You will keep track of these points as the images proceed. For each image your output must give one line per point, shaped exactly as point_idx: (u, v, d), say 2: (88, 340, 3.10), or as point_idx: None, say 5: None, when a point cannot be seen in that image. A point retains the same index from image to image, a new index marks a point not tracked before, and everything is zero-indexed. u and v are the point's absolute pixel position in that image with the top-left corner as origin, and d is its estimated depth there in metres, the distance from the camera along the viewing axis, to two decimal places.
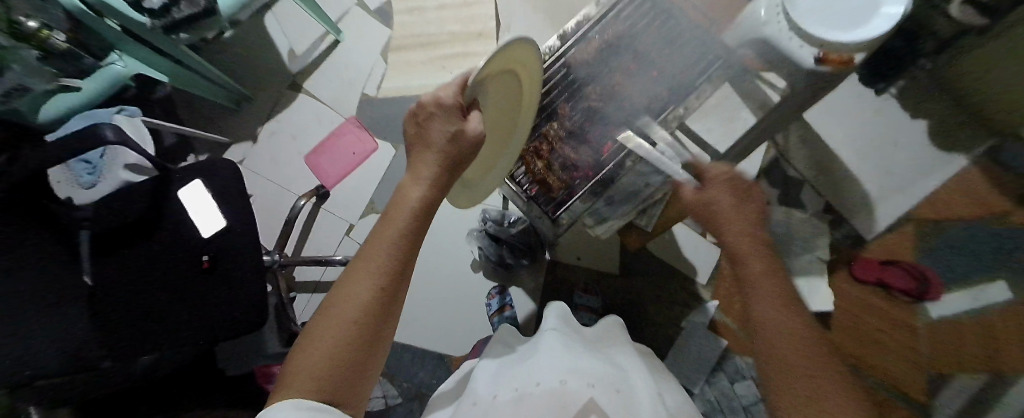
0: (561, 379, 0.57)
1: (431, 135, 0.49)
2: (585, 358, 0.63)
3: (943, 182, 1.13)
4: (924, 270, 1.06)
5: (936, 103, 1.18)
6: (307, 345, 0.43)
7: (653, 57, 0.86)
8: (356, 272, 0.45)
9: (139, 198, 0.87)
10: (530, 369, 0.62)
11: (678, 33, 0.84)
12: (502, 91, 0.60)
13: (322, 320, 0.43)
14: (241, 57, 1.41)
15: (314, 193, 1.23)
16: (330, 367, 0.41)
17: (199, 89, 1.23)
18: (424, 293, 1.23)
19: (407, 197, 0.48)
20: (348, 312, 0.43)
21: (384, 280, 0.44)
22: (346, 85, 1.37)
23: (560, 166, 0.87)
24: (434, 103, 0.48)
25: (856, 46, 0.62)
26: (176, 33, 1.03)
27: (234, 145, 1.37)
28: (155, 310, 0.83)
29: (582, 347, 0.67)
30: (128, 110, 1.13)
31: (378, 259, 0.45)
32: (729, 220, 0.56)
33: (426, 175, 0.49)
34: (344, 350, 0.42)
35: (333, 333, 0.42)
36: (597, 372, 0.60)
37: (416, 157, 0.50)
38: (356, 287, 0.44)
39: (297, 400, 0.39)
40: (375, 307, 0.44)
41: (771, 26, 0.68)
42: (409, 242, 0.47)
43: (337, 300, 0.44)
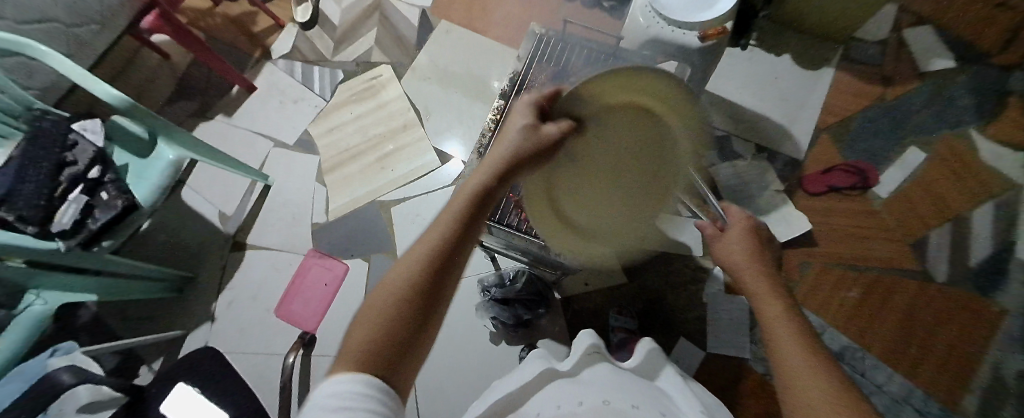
0: (603, 400, 0.51)
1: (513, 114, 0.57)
2: (631, 386, 0.58)
3: (826, 91, 1.35)
4: (858, 165, 1.24)
5: (787, 38, 1.42)
6: (360, 318, 0.36)
7: (584, 83, 0.94)
8: (423, 235, 0.41)
9: None
10: (568, 395, 0.55)
11: (597, 57, 0.97)
12: (621, 129, 0.77)
13: (378, 292, 0.38)
14: (172, 242, 1.31)
15: (301, 342, 1.13)
16: (382, 341, 0.34)
17: (135, 291, 1.12)
18: (454, 391, 1.13)
19: (467, 184, 0.47)
20: (409, 278, 0.37)
21: (449, 245, 0.40)
22: (294, 224, 1.33)
23: None
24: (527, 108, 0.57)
25: (723, 18, 0.80)
26: (96, 243, 0.94)
27: (189, 335, 1.23)
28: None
29: (623, 374, 0.62)
30: (64, 348, 0.93)
31: (445, 223, 0.42)
32: (748, 272, 0.54)
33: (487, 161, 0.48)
34: (396, 324, 0.35)
35: (385, 302, 0.36)
36: (645, 396, 0.54)
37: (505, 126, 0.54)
38: (416, 252, 0.39)
39: (346, 377, 0.31)
40: (435, 275, 0.38)
41: (656, 27, 0.86)
42: (473, 205, 0.44)
43: (396, 269, 0.39)
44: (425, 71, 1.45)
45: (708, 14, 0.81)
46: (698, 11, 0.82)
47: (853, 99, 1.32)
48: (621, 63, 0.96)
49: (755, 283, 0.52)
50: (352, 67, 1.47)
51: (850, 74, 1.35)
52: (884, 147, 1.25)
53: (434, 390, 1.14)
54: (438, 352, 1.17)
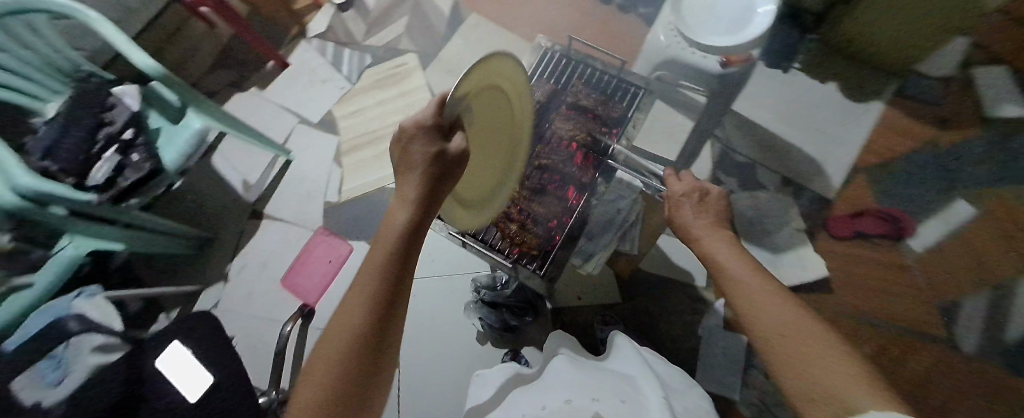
0: (567, 401, 0.60)
1: (412, 156, 0.51)
2: (594, 380, 0.67)
3: (871, 128, 1.24)
4: (888, 211, 1.14)
5: (835, 65, 1.31)
6: (302, 387, 0.41)
7: (582, 103, 0.93)
8: (347, 303, 0.44)
9: (110, 387, 0.80)
10: (540, 400, 0.66)
11: (599, 76, 0.99)
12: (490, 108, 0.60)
13: (316, 358, 0.42)
14: (198, 203, 1.40)
15: (298, 313, 1.18)
16: (329, 405, 0.39)
17: (158, 246, 1.20)
18: (435, 384, 1.16)
19: (392, 220, 0.49)
20: (341, 342, 0.42)
21: (375, 306, 0.43)
22: (308, 200, 1.38)
23: (534, 223, 0.86)
24: (415, 125, 0.51)
25: (747, 45, 0.76)
26: (125, 199, 1.04)
27: (203, 291, 1.32)
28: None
29: (589, 373, 0.70)
30: (87, 291, 1.03)
31: (370, 284, 0.44)
32: (708, 240, 0.68)
33: (411, 195, 0.50)
34: (340, 383, 0.40)
35: (329, 366, 0.41)
36: (607, 389, 0.62)
37: (402, 180, 0.52)
38: (345, 320, 0.43)
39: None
40: (371, 335, 0.43)
41: (676, 47, 0.83)
42: (395, 259, 0.47)
43: (328, 335, 0.43)
44: (449, 66, 1.45)
45: (736, 38, 0.76)
46: (725, 35, 0.77)
47: (902, 140, 1.20)
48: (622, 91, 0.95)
49: (726, 263, 0.62)
50: (381, 52, 1.49)
51: (901, 111, 1.23)
52: (928, 196, 1.13)
53: (415, 381, 1.17)
54: (426, 343, 1.20)
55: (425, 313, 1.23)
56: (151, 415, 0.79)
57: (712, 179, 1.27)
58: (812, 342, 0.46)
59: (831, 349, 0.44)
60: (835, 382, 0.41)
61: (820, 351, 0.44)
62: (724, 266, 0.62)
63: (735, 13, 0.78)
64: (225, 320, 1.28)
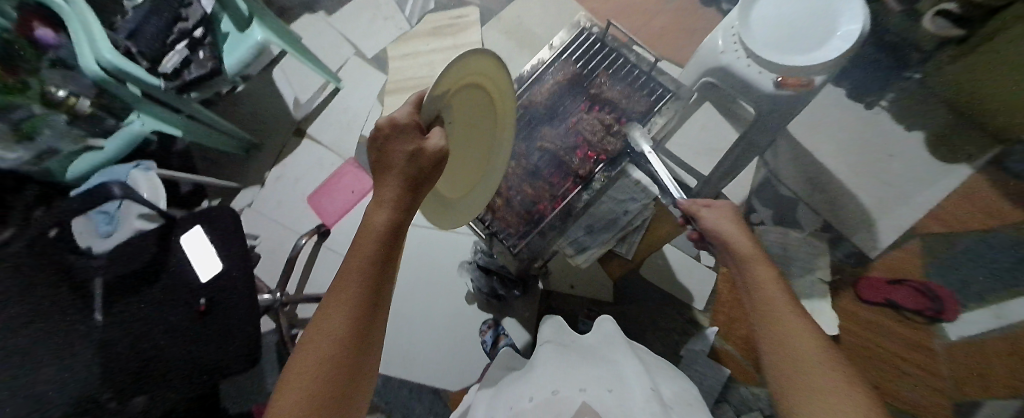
0: (552, 390, 0.52)
1: (391, 158, 0.47)
2: (582, 365, 0.58)
3: (947, 194, 1.09)
4: (932, 288, 1.02)
5: (929, 113, 1.15)
6: (281, 391, 0.41)
7: (605, 94, 0.84)
8: (327, 307, 0.44)
9: (144, 246, 0.94)
10: (526, 389, 0.56)
11: (630, 68, 0.86)
12: (471, 105, 0.59)
13: (296, 363, 0.42)
14: (252, 109, 1.51)
15: (315, 231, 1.26)
16: (312, 411, 0.39)
17: (210, 141, 1.30)
18: (419, 326, 1.24)
19: (372, 220, 0.47)
20: (326, 345, 0.42)
21: (357, 310, 0.44)
22: (346, 131, 1.45)
23: (520, 203, 0.82)
24: (389, 124, 0.47)
25: (811, 69, 0.69)
26: (187, 92, 1.14)
27: (242, 190, 1.45)
28: (166, 347, 0.87)
29: (573, 357, 0.61)
30: (144, 165, 1.16)
31: (351, 288, 0.44)
32: (736, 239, 0.64)
33: (388, 198, 0.47)
34: (327, 384, 0.41)
35: (315, 369, 0.41)
36: (591, 374, 0.55)
37: (379, 182, 0.49)
38: (328, 324, 0.43)
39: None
40: (355, 335, 0.43)
41: (730, 55, 0.77)
42: (377, 262, 0.46)
43: (307, 342, 0.42)
44: (507, 27, 1.43)
45: (799, 60, 0.69)
46: (788, 54, 0.70)
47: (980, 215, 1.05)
48: (652, 86, 0.84)
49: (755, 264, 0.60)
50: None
51: (992, 182, 1.06)
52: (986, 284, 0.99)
53: (403, 319, 1.25)
54: (420, 288, 1.27)
55: (426, 261, 1.29)
56: (168, 282, 0.92)
57: (746, 204, 1.19)
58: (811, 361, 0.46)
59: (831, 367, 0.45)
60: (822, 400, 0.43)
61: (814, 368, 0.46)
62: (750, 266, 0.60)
63: (809, 29, 0.70)
64: (254, 220, 1.42)
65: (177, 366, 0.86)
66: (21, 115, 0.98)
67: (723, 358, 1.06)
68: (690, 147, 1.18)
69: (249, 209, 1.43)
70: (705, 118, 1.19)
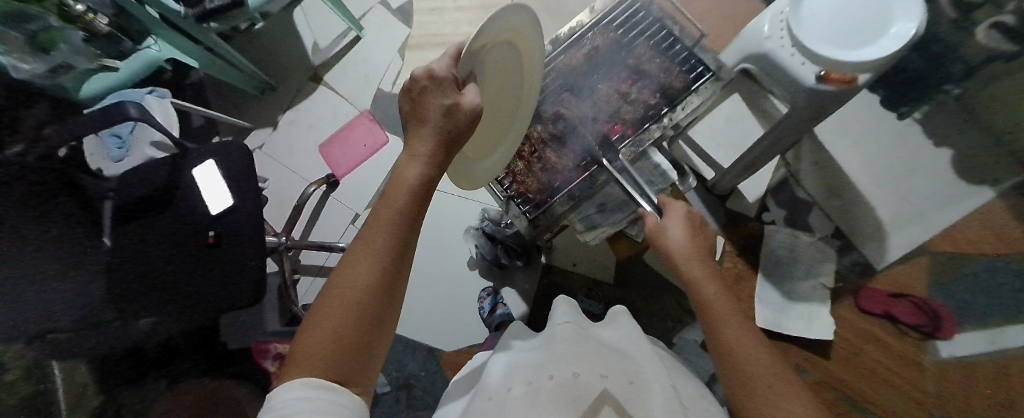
0: (572, 372, 0.51)
1: (426, 110, 0.48)
2: (599, 354, 0.57)
3: (965, 216, 1.07)
4: (934, 306, 1.03)
5: (961, 131, 1.12)
6: (307, 330, 0.41)
7: (642, 69, 0.81)
8: (353, 255, 0.43)
9: (156, 176, 0.94)
10: (542, 367, 0.55)
11: (672, 43, 0.81)
12: (501, 64, 0.58)
13: (321, 305, 0.41)
14: (269, 49, 1.47)
15: (325, 180, 1.27)
16: (334, 354, 0.39)
17: (229, 77, 1.28)
18: (420, 286, 1.26)
19: (404, 171, 0.47)
20: (352, 291, 0.41)
21: (384, 259, 0.43)
22: (363, 82, 1.42)
23: (540, 168, 0.82)
24: (427, 76, 0.47)
25: (858, 66, 0.66)
26: (207, 22, 1.07)
27: (254, 131, 1.44)
28: (179, 276, 0.90)
29: (591, 342, 0.61)
30: (159, 93, 1.15)
31: (381, 238, 0.43)
32: (686, 259, 0.60)
33: (422, 151, 0.47)
34: (351, 328, 0.40)
35: (338, 312, 0.40)
36: (611, 364, 0.54)
37: (411, 134, 0.49)
38: (355, 271, 0.42)
39: (303, 380, 0.37)
40: (381, 284, 0.42)
41: (775, 42, 0.74)
42: (408, 215, 0.46)
43: (333, 285, 0.42)
44: None
45: (848, 54, 0.66)
46: (836, 46, 0.67)
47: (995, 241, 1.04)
48: (692, 63, 0.79)
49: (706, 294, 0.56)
50: None
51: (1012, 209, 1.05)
52: None
53: None
54: (424, 249, 1.28)
55: (431, 223, 1.29)
56: (179, 213, 0.93)
57: (759, 203, 1.17)
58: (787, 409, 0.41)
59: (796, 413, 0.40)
60: None
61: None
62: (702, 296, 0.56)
63: (862, 23, 0.67)
64: (265, 163, 1.41)
65: (189, 299, 0.89)
66: (36, 27, 0.95)
67: None
68: (712, 139, 1.16)
69: (260, 151, 1.42)
70: (731, 110, 1.16)
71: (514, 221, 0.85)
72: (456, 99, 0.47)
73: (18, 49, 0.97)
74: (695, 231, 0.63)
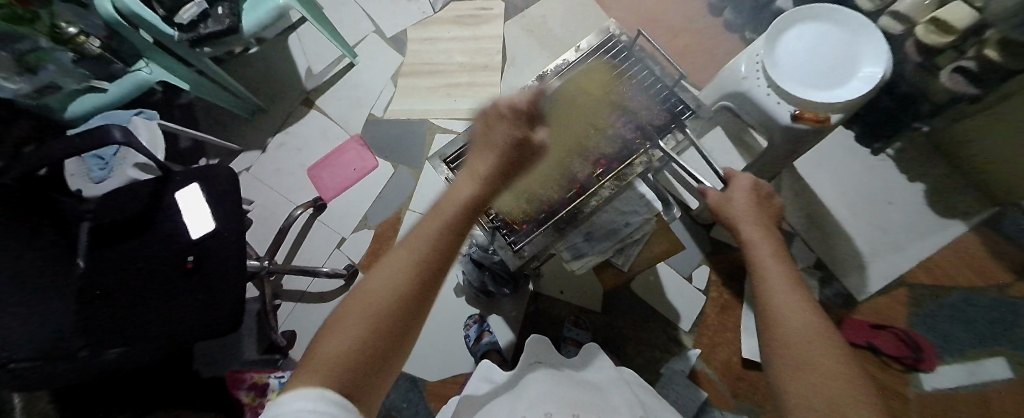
0: (545, 412, 0.51)
1: (494, 137, 0.50)
2: (571, 392, 0.57)
3: (941, 248, 1.11)
4: (915, 337, 1.04)
5: (930, 166, 1.17)
6: (326, 336, 0.39)
7: (624, 102, 0.81)
8: (391, 262, 0.43)
9: (139, 197, 0.93)
10: (518, 407, 0.55)
11: (653, 81, 0.83)
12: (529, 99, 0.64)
13: (349, 309, 0.40)
14: (262, 72, 1.49)
15: (311, 204, 1.28)
16: (353, 358, 0.37)
17: (220, 101, 1.27)
18: None
19: (459, 189, 0.49)
20: (384, 298, 0.40)
21: (421, 270, 0.42)
22: (355, 107, 1.44)
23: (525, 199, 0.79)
24: (507, 106, 0.50)
25: (829, 107, 0.69)
26: (201, 46, 1.09)
27: (242, 153, 1.43)
28: (149, 303, 0.87)
29: (563, 380, 0.62)
30: (147, 114, 1.14)
31: (420, 249, 0.43)
32: (742, 220, 0.64)
33: (482, 173, 0.49)
34: (375, 337, 0.38)
35: (363, 318, 0.39)
36: (583, 401, 0.55)
37: (474, 157, 0.51)
38: (391, 276, 0.41)
39: (317, 387, 0.33)
40: (412, 293, 0.41)
41: (751, 82, 0.76)
42: (452, 231, 0.46)
43: (366, 290, 0.41)
44: (530, 25, 1.43)
45: (819, 96, 0.70)
46: (806, 87, 0.71)
47: (970, 273, 1.07)
48: (673, 100, 0.81)
49: (759, 246, 0.59)
50: None
51: (983, 242, 1.09)
52: (964, 340, 1.02)
53: None
54: None
55: None
56: (157, 235, 0.91)
57: None
58: (823, 346, 0.46)
59: (833, 351, 0.46)
60: (832, 388, 0.42)
61: (824, 355, 0.45)
62: (754, 247, 0.60)
63: (832, 68, 0.71)
64: (252, 185, 1.40)
65: (164, 326, 0.86)
66: (27, 47, 0.98)
67: (700, 382, 1.10)
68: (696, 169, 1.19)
69: (248, 173, 1.41)
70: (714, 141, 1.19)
71: (499, 251, 0.81)
72: (526, 133, 0.50)
73: (6, 68, 0.98)
74: (756, 202, 0.66)
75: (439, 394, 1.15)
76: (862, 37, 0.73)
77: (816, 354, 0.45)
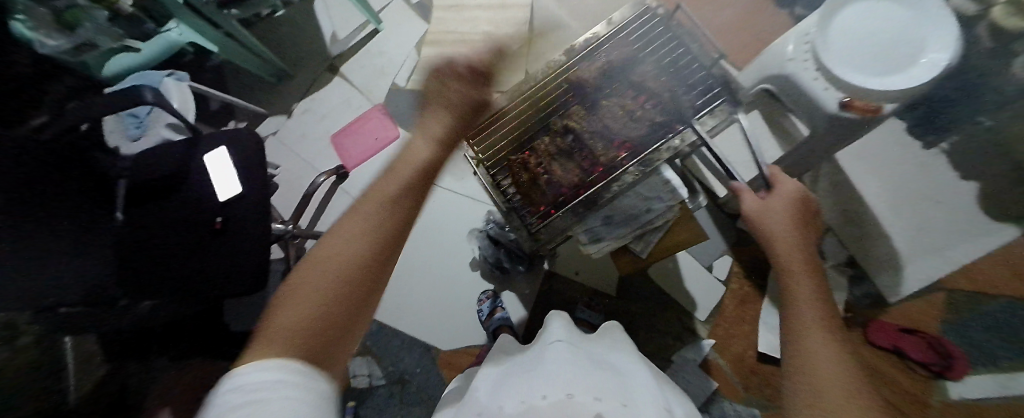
0: (567, 393, 0.51)
1: (447, 98, 0.56)
2: (589, 374, 0.56)
3: None
4: (946, 345, 1.04)
5: None
6: (282, 307, 0.40)
7: (653, 83, 0.77)
8: (343, 231, 0.45)
9: (168, 159, 0.94)
10: (535, 385, 0.55)
11: (689, 60, 0.78)
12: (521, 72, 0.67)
13: (304, 279, 0.42)
14: (288, 36, 1.48)
15: (335, 171, 1.23)
16: (311, 326, 0.39)
17: (244, 62, 1.28)
18: (421, 281, 1.26)
19: (411, 152, 0.52)
20: (338, 265, 0.42)
21: (374, 236, 0.44)
22: (378, 75, 1.43)
23: (545, 181, 0.79)
24: (452, 66, 0.58)
25: (883, 96, 0.64)
26: (227, 8, 1.11)
27: (270, 117, 1.45)
28: (181, 260, 0.91)
29: (582, 361, 0.61)
30: (178, 76, 1.17)
31: (373, 217, 0.45)
32: (784, 243, 0.63)
33: (432, 133, 0.54)
34: (333, 303, 0.40)
35: (318, 287, 0.41)
36: (605, 386, 0.54)
37: (426, 120, 0.56)
38: (344, 246, 0.43)
39: (276, 354, 0.36)
40: (369, 260, 0.43)
41: (798, 64, 0.72)
42: (406, 196, 0.48)
43: (320, 259, 0.43)
44: None
45: (875, 81, 0.64)
46: (865, 71, 0.65)
47: None
48: (710, 83, 0.76)
49: (797, 274, 0.59)
50: None
51: None
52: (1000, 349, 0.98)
53: (407, 273, 1.27)
54: (428, 246, 1.28)
55: (437, 223, 1.29)
56: (188, 197, 0.94)
57: None
58: (846, 378, 0.45)
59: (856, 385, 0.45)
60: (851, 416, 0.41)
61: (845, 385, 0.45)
62: (790, 275, 0.60)
63: (893, 50, 0.64)
64: (276, 150, 1.43)
65: (195, 281, 0.90)
66: (65, 4, 0.97)
67: (712, 372, 1.09)
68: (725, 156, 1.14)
69: (274, 138, 1.44)
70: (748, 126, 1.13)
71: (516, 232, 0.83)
72: (470, 87, 0.57)
73: (44, 22, 0.98)
74: (800, 225, 0.64)
75: (450, 363, 1.19)
76: (931, 17, 0.65)
77: (837, 383, 0.45)
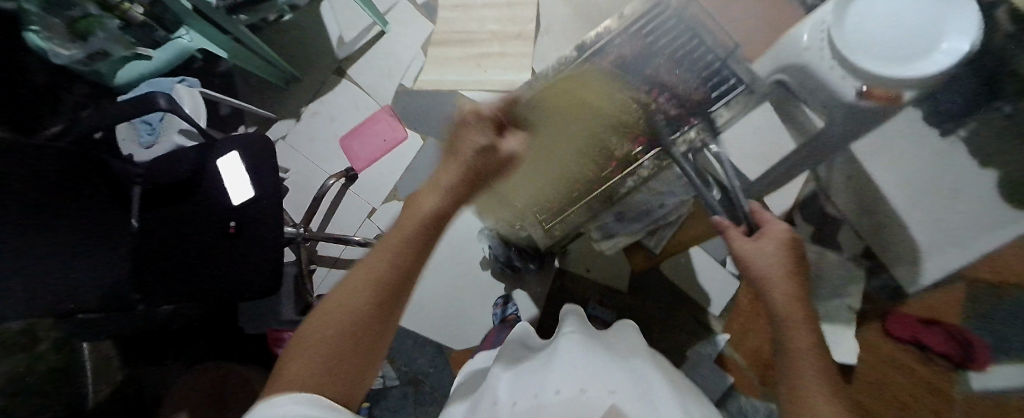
0: (580, 387, 0.50)
1: (462, 144, 0.52)
2: (604, 367, 0.56)
3: None
4: (968, 336, 1.02)
5: None
6: (295, 356, 0.41)
7: (668, 78, 0.76)
8: (352, 281, 0.45)
9: (183, 164, 0.97)
10: (549, 379, 0.54)
11: (703, 51, 0.76)
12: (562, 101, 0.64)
13: (315, 331, 0.42)
14: (296, 41, 1.49)
15: (342, 174, 1.30)
16: (321, 375, 0.39)
17: (253, 67, 1.28)
18: (432, 282, 1.26)
19: (423, 201, 0.50)
20: (346, 316, 0.43)
21: (381, 288, 0.45)
22: (385, 76, 1.43)
23: None
24: (472, 112, 0.53)
25: (904, 83, 0.63)
26: (237, 14, 1.11)
27: (279, 121, 1.46)
28: (196, 262, 0.93)
29: (596, 354, 0.60)
30: (189, 82, 1.19)
31: (381, 266, 0.46)
32: (770, 286, 0.58)
33: (444, 185, 0.51)
34: (342, 352, 0.41)
35: (327, 338, 0.41)
36: (621, 379, 0.53)
37: (443, 168, 0.53)
38: (352, 296, 0.44)
39: (293, 395, 0.36)
40: (375, 307, 0.44)
41: (815, 53, 0.71)
42: (409, 248, 0.47)
43: (329, 309, 0.44)
44: None
45: (897, 67, 0.62)
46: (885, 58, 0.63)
47: None
48: (725, 74, 0.75)
49: (791, 325, 0.55)
50: None
51: None
52: None
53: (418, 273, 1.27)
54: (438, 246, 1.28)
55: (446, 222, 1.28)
56: (201, 201, 0.95)
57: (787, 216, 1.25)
58: None
59: None
60: None
61: None
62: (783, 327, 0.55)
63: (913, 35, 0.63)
64: (286, 153, 1.44)
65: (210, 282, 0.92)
66: (78, 14, 0.98)
67: (727, 367, 1.08)
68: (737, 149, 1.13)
69: (283, 142, 1.45)
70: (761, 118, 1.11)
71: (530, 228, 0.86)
72: (494, 141, 0.52)
73: (60, 34, 1.01)
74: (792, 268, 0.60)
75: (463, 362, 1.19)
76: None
77: None
